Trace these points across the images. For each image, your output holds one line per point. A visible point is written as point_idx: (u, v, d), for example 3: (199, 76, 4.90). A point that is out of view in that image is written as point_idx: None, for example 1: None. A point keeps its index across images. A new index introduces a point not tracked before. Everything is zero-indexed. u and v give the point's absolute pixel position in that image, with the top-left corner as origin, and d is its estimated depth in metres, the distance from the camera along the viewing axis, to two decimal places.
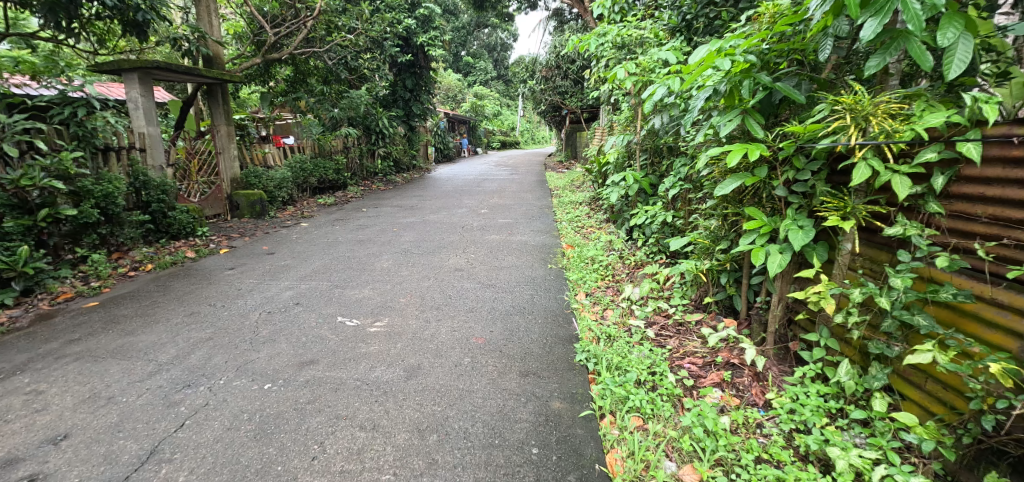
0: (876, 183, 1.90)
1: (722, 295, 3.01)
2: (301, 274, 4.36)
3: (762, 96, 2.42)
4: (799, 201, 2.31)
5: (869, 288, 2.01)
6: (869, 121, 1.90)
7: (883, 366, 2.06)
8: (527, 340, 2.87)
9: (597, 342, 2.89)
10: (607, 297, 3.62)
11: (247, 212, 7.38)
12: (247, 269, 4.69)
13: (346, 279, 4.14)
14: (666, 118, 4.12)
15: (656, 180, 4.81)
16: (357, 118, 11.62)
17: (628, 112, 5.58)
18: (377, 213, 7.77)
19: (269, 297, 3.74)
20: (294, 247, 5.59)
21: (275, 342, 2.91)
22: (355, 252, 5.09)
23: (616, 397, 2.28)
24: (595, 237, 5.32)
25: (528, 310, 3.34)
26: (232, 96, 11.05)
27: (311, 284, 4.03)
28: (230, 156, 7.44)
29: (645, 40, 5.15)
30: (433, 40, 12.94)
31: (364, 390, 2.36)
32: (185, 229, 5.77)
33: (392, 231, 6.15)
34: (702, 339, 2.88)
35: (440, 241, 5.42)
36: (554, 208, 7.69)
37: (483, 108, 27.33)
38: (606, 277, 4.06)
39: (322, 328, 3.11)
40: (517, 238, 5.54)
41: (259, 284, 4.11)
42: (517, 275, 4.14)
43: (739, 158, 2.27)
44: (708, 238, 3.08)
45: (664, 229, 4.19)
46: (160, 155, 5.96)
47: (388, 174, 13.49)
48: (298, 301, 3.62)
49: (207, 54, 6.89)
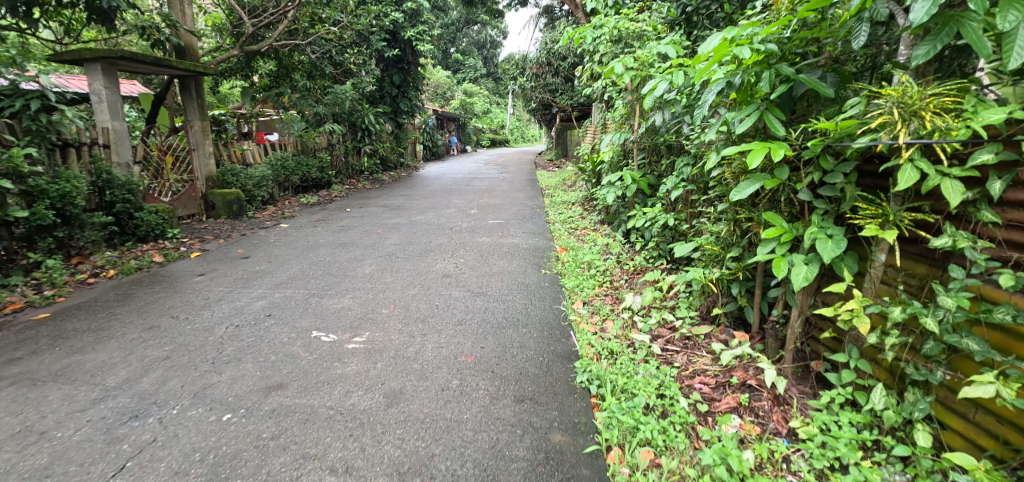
0: (923, 188, 1.65)
1: (733, 306, 2.77)
2: (276, 280, 4.06)
3: (783, 90, 2.17)
4: (825, 207, 2.07)
5: (912, 307, 1.76)
6: (918, 117, 1.64)
7: (923, 393, 1.84)
8: (521, 358, 2.60)
9: (598, 359, 2.64)
10: (606, 307, 3.38)
11: (224, 212, 7.03)
12: (218, 275, 4.38)
13: (324, 286, 3.84)
14: (667, 115, 3.88)
15: (655, 180, 4.57)
16: (342, 115, 11.26)
17: (624, 109, 5.34)
18: (362, 213, 7.45)
19: (238, 308, 3.45)
20: (271, 250, 5.27)
21: (241, 363, 2.63)
22: (336, 256, 4.78)
23: (625, 427, 2.03)
24: (590, 240, 5.07)
25: (522, 322, 3.07)
26: (212, 91, 10.64)
27: (285, 292, 3.73)
28: (205, 153, 7.07)
29: (642, 34, 4.92)
30: (421, 35, 12.60)
31: (338, 421, 2.08)
32: (155, 231, 5.47)
33: (376, 232, 5.86)
34: (711, 355, 2.64)
35: (426, 244, 5.14)
36: (546, 208, 7.43)
37: (472, 106, 26.98)
38: (604, 284, 3.82)
39: (294, 345, 2.82)
40: (508, 241, 5.27)
41: (229, 293, 3.81)
42: (509, 282, 3.87)
43: (762, 158, 2.01)
44: (717, 245, 2.83)
45: (665, 233, 3.97)
46: (126, 151, 5.61)
47: (375, 172, 13.16)
48: (270, 313, 3.33)
49: (180, 44, 6.49)
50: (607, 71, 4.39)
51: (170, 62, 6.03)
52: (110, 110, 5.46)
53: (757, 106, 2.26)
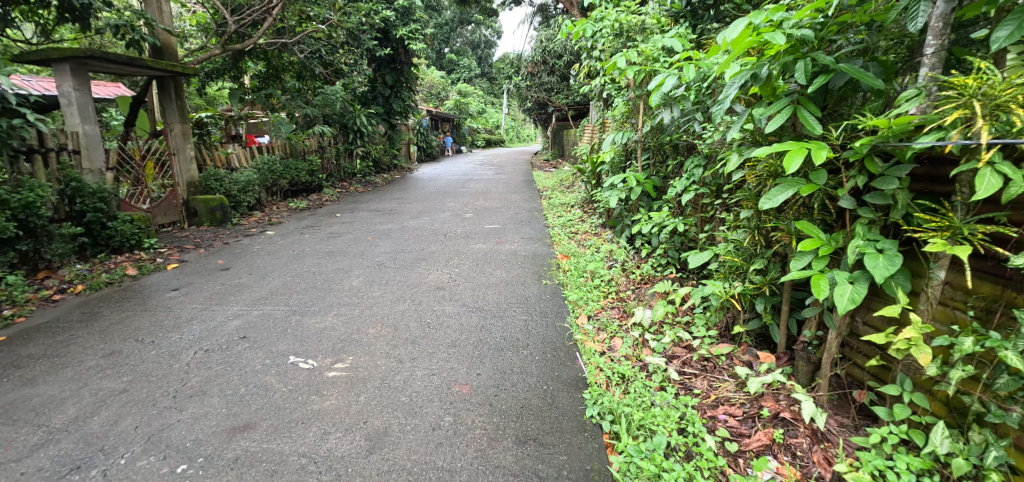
0: (1006, 196, 1.37)
1: (757, 324, 2.48)
2: (255, 295, 3.77)
3: (820, 82, 1.89)
4: (872, 216, 1.79)
5: (988, 338, 1.47)
6: (1003, 112, 1.38)
7: (998, 437, 1.55)
8: (522, 387, 2.32)
9: (609, 386, 2.35)
10: (615, 322, 3.09)
11: (207, 219, 6.72)
12: (194, 289, 4.08)
13: (308, 302, 3.54)
14: (676, 113, 3.61)
15: (661, 182, 4.30)
16: (333, 116, 10.96)
17: (625, 107, 5.05)
18: (352, 218, 7.14)
19: (210, 329, 3.16)
20: (254, 260, 4.97)
21: (205, 397, 2.37)
22: (321, 267, 4.48)
23: (644, 475, 1.76)
24: (591, 245, 4.79)
25: (522, 343, 2.77)
26: (198, 92, 10.33)
27: (264, 309, 3.44)
28: (187, 157, 6.79)
29: (645, 27, 4.64)
30: (413, 33, 12.27)
31: (311, 472, 1.80)
32: (130, 241, 5.20)
33: (366, 239, 5.54)
34: (735, 380, 2.36)
35: (418, 252, 4.84)
36: (545, 210, 7.13)
37: (467, 106, 26.64)
38: (609, 295, 3.55)
39: (266, 373, 2.54)
40: (505, 248, 4.97)
41: (203, 311, 3.52)
42: (507, 294, 3.59)
43: (801, 162, 1.74)
44: (739, 255, 2.54)
45: (674, 239, 3.71)
46: (98, 156, 5.33)
47: (369, 174, 12.81)
48: (245, 334, 3.04)
49: (156, 44, 6.08)
50: (610, 66, 4.10)
51: (145, 62, 5.72)
52: (80, 112, 5.16)
53: (788, 101, 2.00)
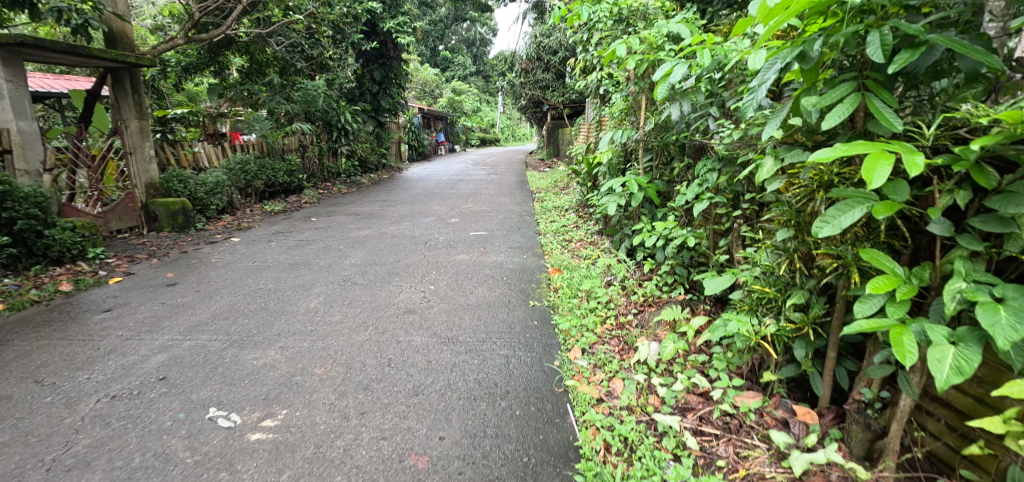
0: None
1: (794, 371, 1.99)
2: (196, 319, 3.22)
3: (906, 60, 1.39)
4: (981, 248, 1.32)
5: None
6: None
7: None
8: (495, 460, 1.82)
9: (608, 457, 1.85)
10: (615, 359, 2.57)
11: (168, 224, 6.16)
12: (129, 310, 3.51)
13: (253, 329, 3.00)
14: (686, 108, 3.04)
15: (665, 187, 3.80)
16: (316, 113, 10.39)
17: (625, 102, 4.53)
18: (328, 223, 6.58)
19: (125, 367, 2.61)
20: (207, 273, 4.39)
21: (86, 472, 1.83)
22: (280, 282, 3.93)
23: None
24: (587, 258, 4.28)
25: (499, 390, 2.25)
26: (171, 86, 9.67)
27: (198, 340, 2.89)
28: (146, 156, 6.17)
29: (647, 12, 4.11)
30: (401, 26, 11.68)
31: None
32: (71, 251, 4.65)
33: (338, 249, 4.99)
34: (769, 447, 1.87)
35: (393, 265, 4.29)
36: (537, 215, 6.60)
37: (461, 104, 25.99)
38: (607, 320, 3.04)
39: (172, 435, 2.00)
40: (491, 259, 4.44)
41: (127, 341, 2.95)
42: (489, 318, 3.07)
43: (889, 172, 1.25)
44: (771, 284, 2.03)
45: (682, 254, 3.21)
46: (35, 156, 4.79)
47: (355, 174, 12.20)
48: (164, 375, 2.50)
49: (102, 30, 5.28)
50: (608, 55, 3.56)
51: (88, 49, 5.08)
52: (13, 107, 4.62)
53: (854, 86, 1.50)
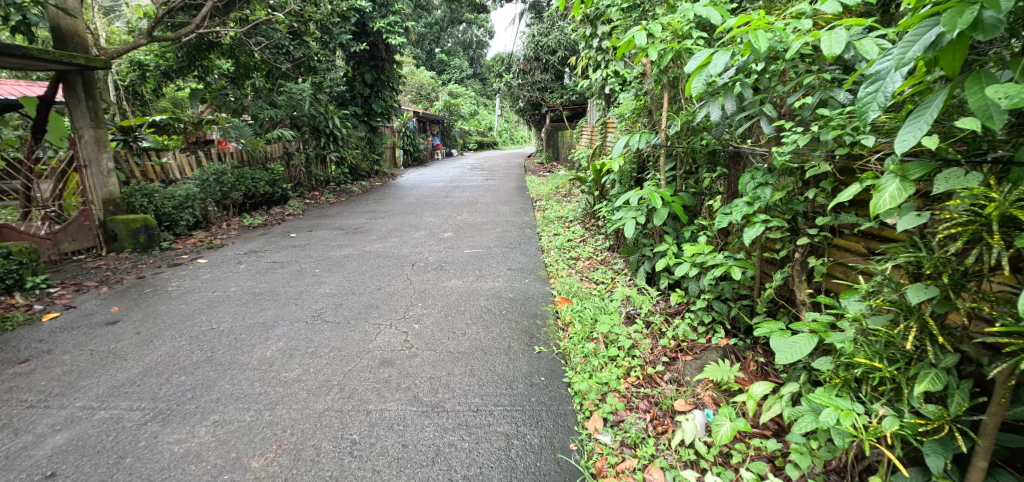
0: None
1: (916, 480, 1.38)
2: (123, 376, 2.60)
3: None
4: None
5: None
6: None
7: None
8: None
9: None
10: (649, 437, 1.95)
11: (129, 244, 5.53)
12: (49, 361, 2.89)
13: (186, 393, 2.38)
14: (728, 105, 2.37)
15: (692, 200, 3.19)
16: (302, 118, 9.62)
17: (638, 102, 3.94)
18: (309, 239, 5.96)
19: (9, 455, 2.00)
20: (158, 306, 3.77)
21: None
22: (237, 319, 3.31)
23: None
24: (600, 283, 3.66)
25: None
26: (148, 91, 9.05)
27: (114, 411, 2.27)
28: (104, 169, 5.53)
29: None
30: (392, 26, 11.05)
31: None
32: (6, 280, 4.05)
33: (313, 272, 4.38)
34: None
35: (372, 295, 3.67)
36: (539, 227, 6.00)
37: (460, 108, 25.30)
38: (632, 371, 2.42)
39: None
40: (488, 286, 3.82)
41: (28, 410, 2.34)
42: (484, 374, 2.44)
43: None
44: (889, 357, 1.40)
45: (721, 286, 2.59)
46: None
47: (345, 182, 11.57)
48: (53, 470, 1.90)
49: (42, 26, 4.62)
50: (624, 44, 2.86)
51: (26, 50, 4.42)
52: None
53: None
